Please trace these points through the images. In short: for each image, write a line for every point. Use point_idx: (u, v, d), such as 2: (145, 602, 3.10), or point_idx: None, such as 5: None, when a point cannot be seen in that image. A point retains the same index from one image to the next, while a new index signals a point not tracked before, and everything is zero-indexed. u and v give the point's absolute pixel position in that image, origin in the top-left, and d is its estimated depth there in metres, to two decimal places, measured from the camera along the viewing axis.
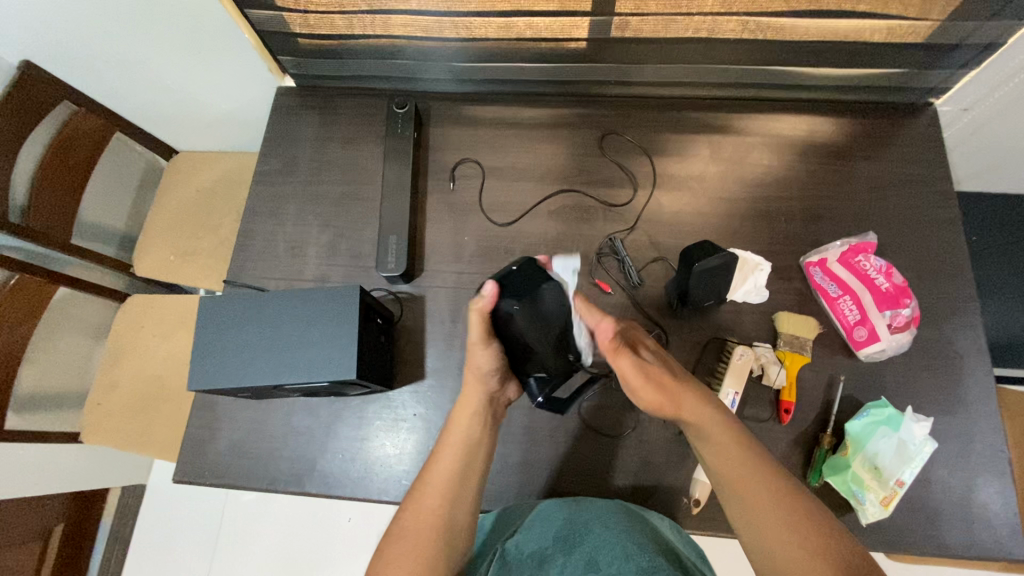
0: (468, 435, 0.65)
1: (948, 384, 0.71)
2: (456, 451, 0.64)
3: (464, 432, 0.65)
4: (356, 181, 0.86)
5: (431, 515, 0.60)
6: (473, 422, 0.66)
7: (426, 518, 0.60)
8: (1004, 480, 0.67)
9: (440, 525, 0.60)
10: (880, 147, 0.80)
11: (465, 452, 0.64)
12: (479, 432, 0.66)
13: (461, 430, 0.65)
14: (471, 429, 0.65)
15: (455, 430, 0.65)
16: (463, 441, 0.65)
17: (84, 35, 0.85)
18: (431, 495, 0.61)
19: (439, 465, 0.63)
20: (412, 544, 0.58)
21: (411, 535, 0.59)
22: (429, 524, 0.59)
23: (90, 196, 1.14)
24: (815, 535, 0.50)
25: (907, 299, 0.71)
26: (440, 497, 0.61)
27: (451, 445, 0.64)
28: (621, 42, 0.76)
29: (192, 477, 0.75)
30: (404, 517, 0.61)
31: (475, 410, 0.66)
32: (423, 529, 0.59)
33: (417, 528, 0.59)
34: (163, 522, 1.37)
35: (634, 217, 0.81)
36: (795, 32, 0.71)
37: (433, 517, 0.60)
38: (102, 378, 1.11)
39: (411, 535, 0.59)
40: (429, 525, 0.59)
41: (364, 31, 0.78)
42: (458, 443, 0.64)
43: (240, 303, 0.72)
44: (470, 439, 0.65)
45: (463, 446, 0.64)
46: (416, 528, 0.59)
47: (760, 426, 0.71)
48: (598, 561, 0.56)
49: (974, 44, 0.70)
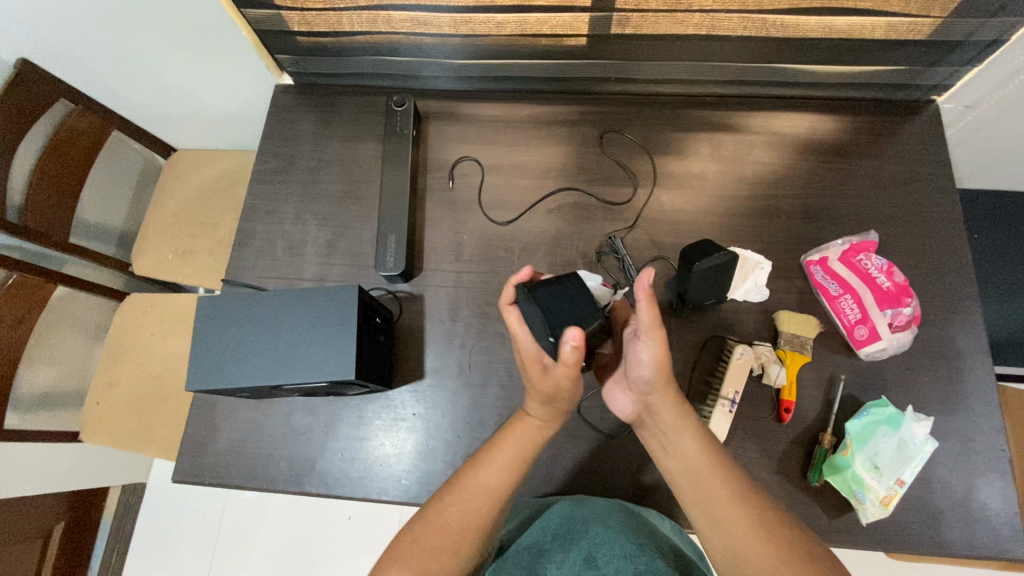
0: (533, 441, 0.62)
1: (949, 384, 0.71)
2: (513, 460, 0.62)
3: (527, 441, 0.63)
4: (355, 180, 0.86)
5: (475, 517, 0.59)
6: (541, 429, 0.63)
7: (469, 519, 0.59)
8: (1004, 480, 0.67)
9: (480, 528, 0.59)
10: (881, 144, 0.80)
11: (521, 462, 0.62)
12: (537, 443, 0.63)
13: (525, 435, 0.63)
14: (533, 439, 0.63)
15: (515, 438, 0.62)
16: (526, 447, 0.62)
17: (81, 32, 0.84)
18: (479, 500, 0.59)
19: (495, 467, 0.61)
20: (444, 537, 0.58)
21: (446, 528, 0.58)
22: (470, 525, 0.58)
23: (89, 194, 1.14)
24: (777, 530, 0.54)
25: (909, 299, 0.71)
26: (490, 501, 0.59)
27: (511, 452, 0.62)
28: (621, 38, 0.75)
29: (191, 477, 0.75)
30: (445, 509, 0.59)
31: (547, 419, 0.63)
32: (463, 527, 0.58)
33: (454, 523, 0.58)
34: (163, 520, 1.37)
35: (634, 216, 0.80)
36: (797, 28, 0.70)
37: (475, 519, 0.59)
38: (101, 378, 1.11)
39: (447, 531, 0.58)
40: (471, 526, 0.58)
41: (362, 28, 0.78)
42: (520, 451, 0.62)
43: (239, 303, 0.71)
44: (530, 444, 0.62)
45: (522, 458, 0.62)
46: (455, 526, 0.58)
47: (761, 425, 0.71)
48: (596, 559, 0.57)
49: (977, 41, 0.69)
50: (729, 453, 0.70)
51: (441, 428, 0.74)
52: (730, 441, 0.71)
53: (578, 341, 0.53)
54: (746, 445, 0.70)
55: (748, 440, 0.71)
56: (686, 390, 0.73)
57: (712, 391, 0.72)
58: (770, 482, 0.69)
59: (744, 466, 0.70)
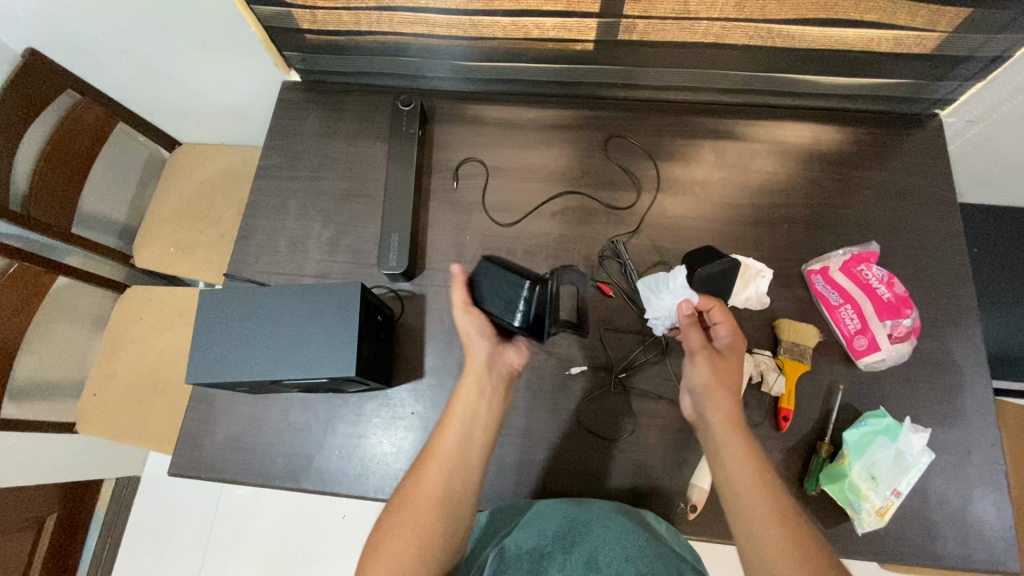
0: (468, 401, 0.67)
1: (947, 396, 0.71)
2: (460, 423, 0.65)
3: (468, 404, 0.66)
4: (360, 178, 0.86)
5: (433, 485, 0.62)
6: (477, 398, 0.67)
7: (430, 490, 0.61)
8: (1000, 493, 0.67)
9: (440, 496, 0.61)
10: (884, 156, 0.81)
11: (471, 424, 0.66)
12: (484, 401, 0.67)
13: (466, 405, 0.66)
14: (475, 399, 0.67)
15: (460, 401, 0.67)
16: (465, 408, 0.66)
17: (92, 23, 0.85)
18: (434, 467, 0.63)
19: (446, 433, 0.65)
20: (411, 512, 0.60)
21: (414, 503, 0.60)
22: (429, 494, 0.61)
23: (92, 186, 1.14)
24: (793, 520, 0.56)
25: (908, 310, 0.71)
26: (444, 467, 0.63)
27: (457, 418, 0.66)
28: (628, 45, 0.76)
29: (187, 470, 0.75)
30: (407, 487, 0.62)
31: (480, 379, 0.68)
32: (425, 501, 0.61)
33: (421, 498, 0.61)
34: (158, 513, 1.36)
35: (637, 221, 0.81)
36: (803, 40, 0.71)
37: (436, 487, 0.61)
38: (99, 369, 1.10)
39: (411, 504, 0.61)
40: (430, 493, 0.61)
41: (372, 28, 0.78)
42: (462, 412, 0.66)
43: (241, 297, 0.71)
44: (471, 408, 0.67)
45: (468, 416, 0.66)
46: (421, 499, 0.61)
47: (758, 433, 0.71)
48: (598, 561, 0.57)
49: (981, 56, 0.70)
50: None
51: None
52: None
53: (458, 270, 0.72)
54: None
55: None
56: None
57: None
58: None
59: None
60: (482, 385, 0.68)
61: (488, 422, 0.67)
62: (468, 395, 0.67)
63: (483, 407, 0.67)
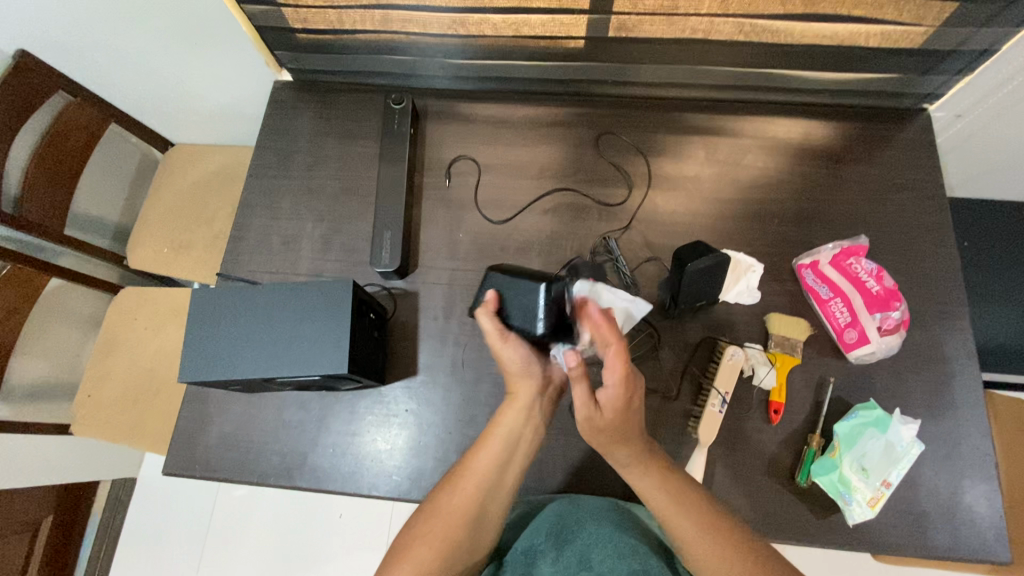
0: (515, 420, 0.65)
1: (938, 387, 0.72)
2: (502, 441, 0.64)
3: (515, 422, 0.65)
4: (352, 176, 0.86)
5: (467, 500, 0.61)
6: (526, 416, 0.66)
7: (462, 502, 0.61)
8: (989, 483, 0.68)
9: (471, 511, 0.61)
10: (873, 151, 0.81)
11: (514, 443, 0.65)
12: (530, 421, 0.66)
13: (512, 423, 0.65)
14: (522, 418, 0.66)
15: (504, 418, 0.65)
16: (510, 427, 0.65)
17: (83, 24, 0.85)
18: (467, 482, 0.62)
19: (485, 450, 0.64)
20: (442, 524, 0.60)
21: (446, 516, 0.60)
22: (461, 509, 0.61)
23: (85, 188, 1.13)
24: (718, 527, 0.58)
25: (897, 303, 0.72)
26: (479, 485, 0.62)
27: (502, 434, 0.64)
28: (618, 41, 0.76)
29: (181, 470, 0.75)
30: (439, 497, 0.62)
31: (528, 399, 0.66)
32: (457, 514, 0.61)
33: (454, 510, 0.61)
34: (153, 515, 1.36)
35: (628, 216, 0.81)
36: (790, 35, 0.71)
37: (466, 503, 0.61)
38: (93, 371, 1.10)
39: (439, 518, 0.61)
40: (462, 506, 0.61)
41: (361, 26, 0.78)
42: (504, 429, 0.65)
43: (233, 296, 0.72)
44: (516, 429, 0.65)
45: (513, 433, 0.65)
46: (452, 511, 0.61)
47: (750, 426, 0.72)
48: (590, 559, 0.58)
49: (967, 50, 0.70)
50: (719, 453, 0.71)
51: (432, 424, 0.74)
52: (719, 441, 0.71)
53: (492, 298, 0.65)
54: (736, 446, 0.71)
55: (738, 442, 0.71)
56: (676, 391, 0.74)
57: (702, 392, 0.73)
58: (760, 482, 0.70)
59: (734, 466, 0.70)
60: (531, 407, 0.67)
61: (531, 440, 0.67)
62: (519, 411, 0.66)
63: (530, 425, 0.67)
